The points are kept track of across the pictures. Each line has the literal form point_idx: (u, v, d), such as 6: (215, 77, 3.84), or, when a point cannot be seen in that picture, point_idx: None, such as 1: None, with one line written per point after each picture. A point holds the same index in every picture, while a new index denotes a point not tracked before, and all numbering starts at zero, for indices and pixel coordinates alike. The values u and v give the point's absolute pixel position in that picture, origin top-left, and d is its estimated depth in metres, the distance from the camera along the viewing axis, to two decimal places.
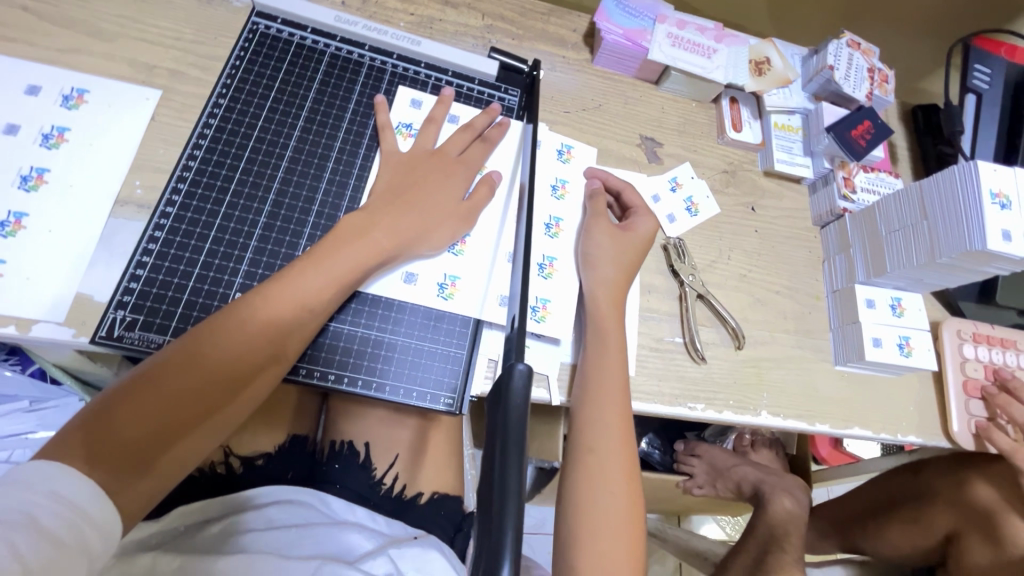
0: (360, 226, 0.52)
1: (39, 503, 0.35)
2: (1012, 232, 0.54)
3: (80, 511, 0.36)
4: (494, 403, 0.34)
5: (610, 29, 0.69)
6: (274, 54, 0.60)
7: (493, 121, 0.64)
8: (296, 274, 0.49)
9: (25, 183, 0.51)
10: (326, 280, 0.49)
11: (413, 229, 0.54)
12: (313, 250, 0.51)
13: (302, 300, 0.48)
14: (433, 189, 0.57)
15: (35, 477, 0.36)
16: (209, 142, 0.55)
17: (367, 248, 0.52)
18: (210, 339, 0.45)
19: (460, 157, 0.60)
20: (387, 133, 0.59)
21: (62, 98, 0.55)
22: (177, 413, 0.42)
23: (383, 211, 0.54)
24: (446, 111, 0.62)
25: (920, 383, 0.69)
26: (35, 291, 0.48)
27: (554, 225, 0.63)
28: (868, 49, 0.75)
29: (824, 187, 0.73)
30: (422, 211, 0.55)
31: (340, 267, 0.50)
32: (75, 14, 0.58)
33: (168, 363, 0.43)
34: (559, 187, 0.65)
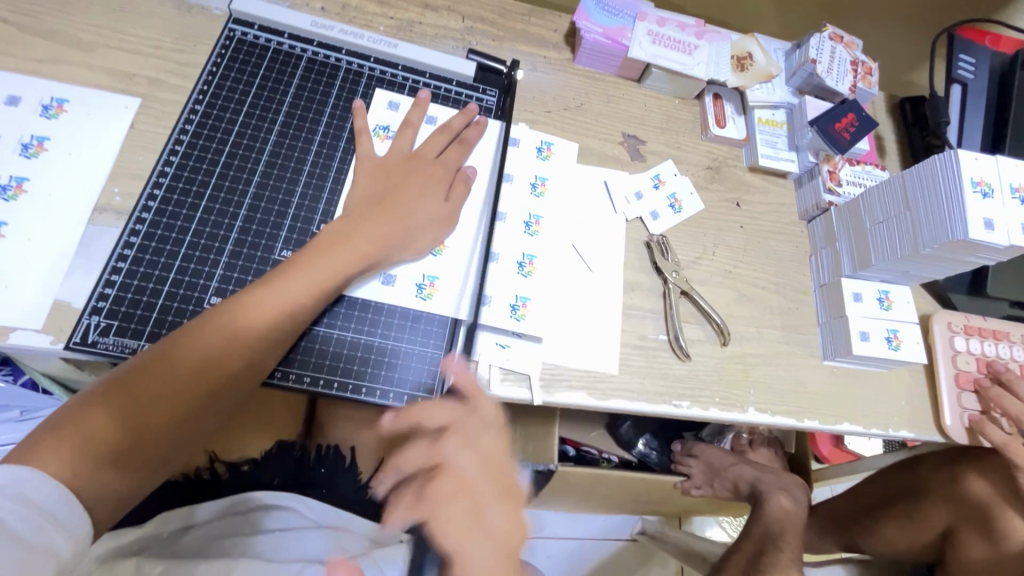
0: (342, 233, 0.52)
1: (6, 507, 0.34)
2: (995, 221, 0.54)
3: (49, 514, 0.36)
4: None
5: (590, 28, 0.69)
6: (251, 59, 0.60)
7: (470, 122, 0.64)
8: (278, 280, 0.49)
9: (4, 192, 0.51)
10: (309, 288, 0.50)
11: (393, 234, 0.54)
12: (297, 255, 0.51)
13: (285, 306, 0.48)
14: (412, 192, 0.57)
15: (2, 479, 0.36)
16: (186, 148, 0.55)
17: (349, 254, 0.52)
18: (190, 342, 0.45)
19: (438, 159, 0.60)
20: (363, 136, 0.59)
21: (42, 107, 0.55)
22: (155, 416, 0.43)
23: (363, 216, 0.54)
24: (422, 114, 0.62)
25: (911, 377, 0.68)
26: (12, 299, 0.48)
27: (534, 223, 0.62)
28: (851, 42, 0.75)
29: (810, 181, 0.73)
30: (401, 215, 0.55)
31: (323, 273, 0.50)
32: (55, 25, 0.59)
33: (146, 365, 0.44)
34: (538, 185, 0.64)
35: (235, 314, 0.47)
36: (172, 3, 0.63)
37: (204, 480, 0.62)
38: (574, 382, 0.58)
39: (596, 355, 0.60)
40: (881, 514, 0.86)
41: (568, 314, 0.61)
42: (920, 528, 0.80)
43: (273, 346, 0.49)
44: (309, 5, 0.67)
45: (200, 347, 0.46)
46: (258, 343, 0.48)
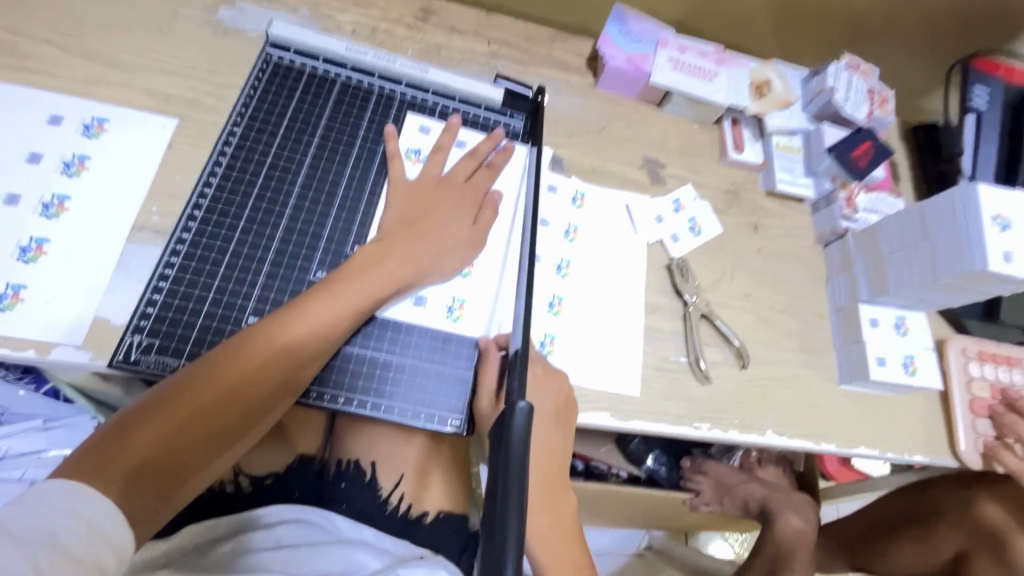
0: (376, 256, 0.54)
1: (58, 521, 0.35)
2: (1013, 254, 0.55)
3: (96, 529, 0.37)
4: (496, 440, 0.35)
5: (613, 54, 0.71)
6: (287, 83, 0.62)
7: (496, 146, 0.65)
8: (312, 302, 0.50)
9: (46, 210, 0.53)
10: (345, 308, 0.51)
11: (426, 256, 0.56)
12: (333, 276, 0.52)
13: (321, 325, 0.50)
14: (442, 215, 0.58)
15: (56, 495, 0.37)
16: (224, 169, 0.57)
17: (383, 277, 0.53)
18: (229, 359, 0.47)
19: (468, 183, 0.62)
20: (396, 162, 0.60)
21: (83, 127, 0.57)
22: (196, 432, 0.44)
23: (397, 239, 0.55)
24: (453, 139, 0.63)
25: (925, 402, 0.69)
26: (54, 315, 0.50)
27: (565, 266, 0.64)
28: (867, 70, 0.77)
29: (826, 207, 0.74)
30: (433, 239, 0.57)
31: (359, 294, 0.52)
32: (97, 46, 0.60)
33: (188, 382, 0.45)
34: (571, 232, 0.66)
35: (273, 332, 0.49)
36: (208, 26, 0.64)
37: (227, 493, 0.63)
38: (597, 404, 0.59)
39: (619, 377, 0.61)
40: (892, 535, 0.87)
41: (591, 336, 0.62)
42: (930, 553, 0.82)
43: (307, 364, 0.50)
44: (340, 29, 0.69)
45: (239, 363, 0.47)
46: (294, 360, 0.49)
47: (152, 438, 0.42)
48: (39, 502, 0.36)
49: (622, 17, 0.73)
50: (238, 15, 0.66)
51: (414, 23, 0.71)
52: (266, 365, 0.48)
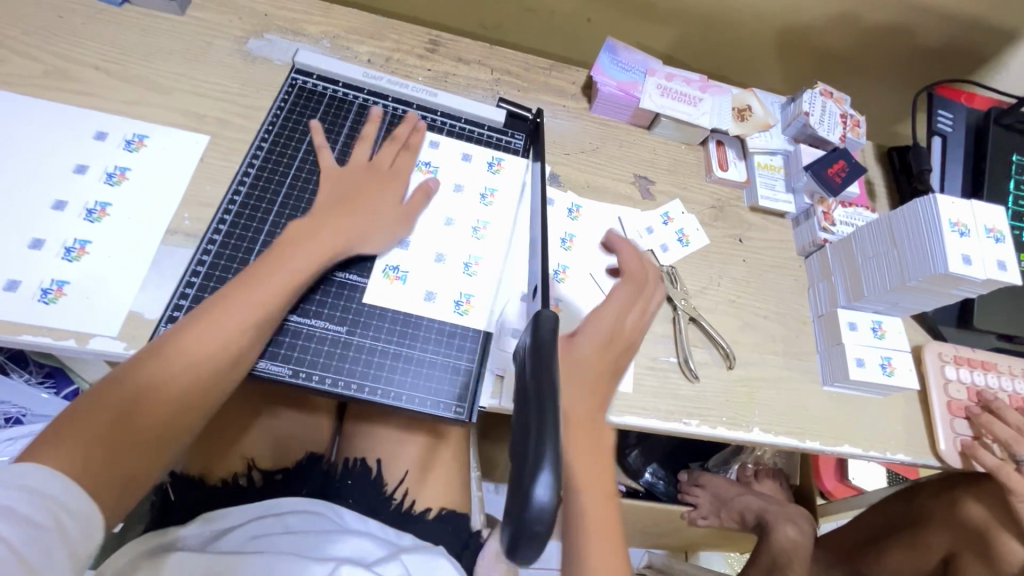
0: (304, 234, 0.57)
1: (46, 505, 0.38)
2: (972, 256, 0.60)
3: (68, 508, 0.39)
4: (533, 345, 0.40)
5: (605, 81, 0.77)
6: (311, 104, 0.68)
7: (414, 129, 0.69)
8: (226, 295, 0.52)
9: (89, 215, 0.58)
10: (256, 298, 0.53)
11: (351, 233, 0.59)
12: (244, 272, 0.54)
13: (242, 316, 0.52)
14: (402, 209, 0.63)
15: (45, 476, 0.40)
16: (253, 179, 0.62)
17: (317, 250, 0.57)
18: (151, 361, 0.48)
19: (392, 168, 0.65)
20: (372, 161, 0.65)
21: (124, 142, 0.63)
22: (132, 435, 0.45)
23: (328, 217, 0.59)
24: (422, 138, 0.69)
25: (906, 403, 0.72)
26: (94, 309, 0.54)
27: (562, 272, 0.69)
28: (840, 98, 0.83)
29: (806, 221, 0.79)
30: (358, 216, 0.60)
31: (284, 274, 0.54)
32: (139, 72, 0.67)
33: (111, 386, 0.46)
34: (569, 240, 0.71)
35: (194, 329, 0.50)
36: (239, 54, 0.71)
37: (240, 485, 0.66)
38: None
39: None
40: (884, 543, 0.89)
41: None
42: (919, 555, 0.84)
43: (233, 355, 0.51)
44: (357, 58, 0.76)
45: (165, 366, 0.48)
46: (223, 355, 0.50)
47: (86, 442, 0.43)
48: (31, 479, 0.39)
49: (614, 48, 0.80)
50: (266, 45, 0.73)
51: (423, 53, 0.79)
52: (192, 364, 0.49)
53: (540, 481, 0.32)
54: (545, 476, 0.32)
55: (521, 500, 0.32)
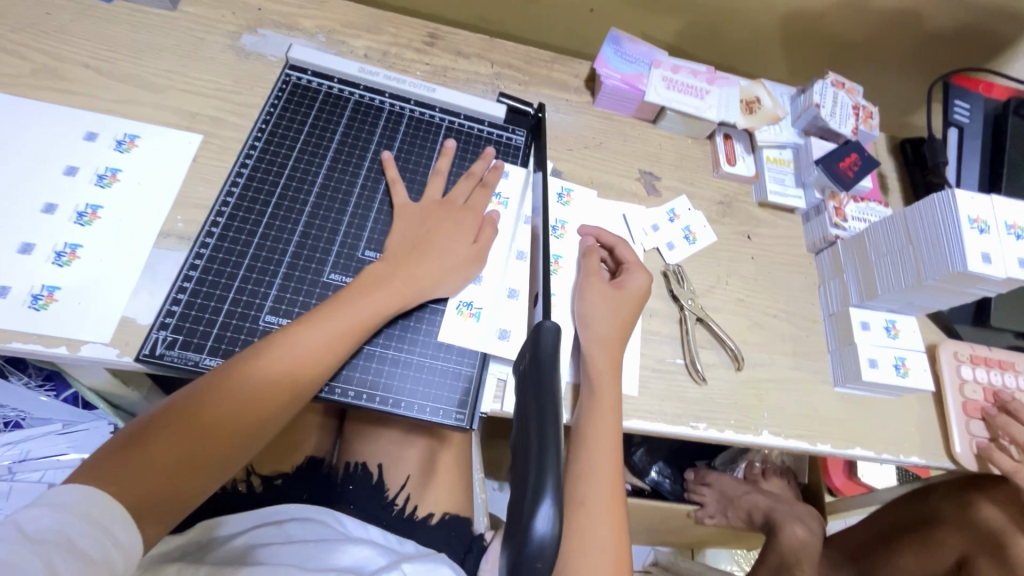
0: (381, 275, 0.56)
1: (72, 523, 0.38)
2: (992, 255, 0.58)
3: (105, 530, 0.39)
4: (533, 362, 0.39)
5: (609, 74, 0.75)
6: (305, 101, 0.66)
7: (489, 165, 0.69)
8: (303, 326, 0.52)
9: (80, 218, 0.57)
10: (329, 337, 0.52)
11: (429, 276, 0.58)
12: (320, 306, 0.54)
13: (314, 351, 0.51)
14: (447, 231, 0.62)
15: (72, 497, 0.39)
16: (246, 179, 0.61)
17: (387, 295, 0.56)
18: (222, 387, 0.48)
19: (466, 206, 0.64)
20: (398, 186, 0.63)
21: (116, 142, 0.61)
22: (185, 458, 0.45)
23: (401, 261, 0.58)
24: (449, 163, 0.67)
25: (919, 404, 0.70)
26: (85, 315, 0.53)
27: (554, 262, 0.67)
28: (852, 88, 0.81)
29: (817, 217, 0.77)
30: (437, 257, 0.59)
31: (358, 314, 0.54)
32: (130, 70, 0.66)
33: (176, 407, 0.46)
34: (559, 227, 0.69)
35: (265, 358, 0.50)
36: (232, 50, 0.70)
37: (239, 491, 0.65)
38: None
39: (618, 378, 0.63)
40: (896, 544, 0.88)
41: None
42: (932, 557, 0.83)
43: (302, 389, 0.51)
44: (353, 53, 0.74)
45: (226, 392, 0.48)
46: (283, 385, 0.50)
47: (143, 462, 0.43)
48: (57, 504, 0.38)
49: (618, 40, 0.77)
50: (260, 41, 0.71)
51: (422, 47, 0.76)
52: (254, 393, 0.49)
53: (541, 513, 0.31)
54: (546, 507, 0.31)
55: (519, 533, 0.30)
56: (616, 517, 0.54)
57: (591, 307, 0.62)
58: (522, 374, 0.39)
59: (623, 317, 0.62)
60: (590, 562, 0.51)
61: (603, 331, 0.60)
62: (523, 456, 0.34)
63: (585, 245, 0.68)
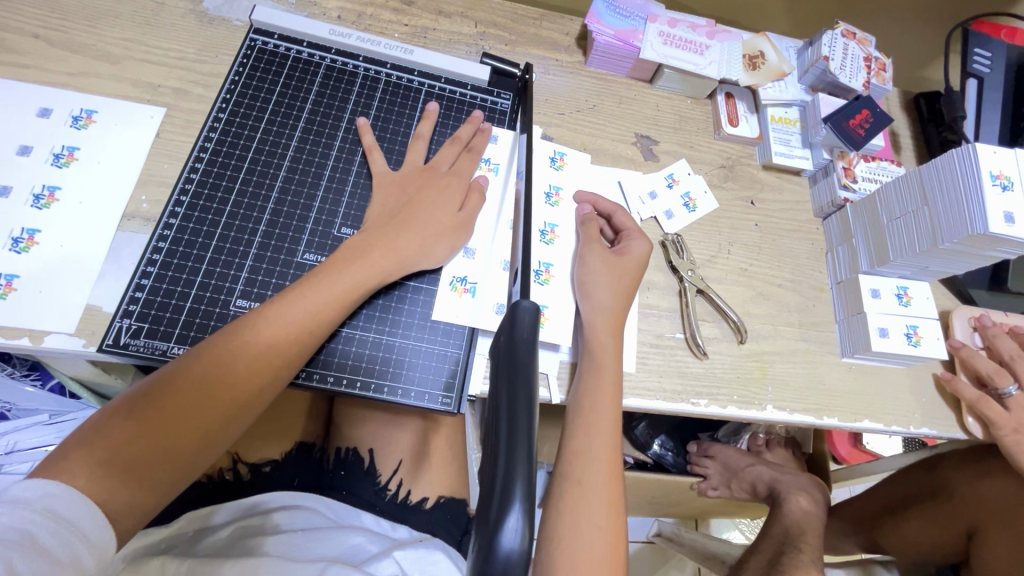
0: (361, 248, 0.53)
1: (34, 520, 0.35)
2: (1015, 215, 0.53)
3: (75, 527, 0.37)
4: (509, 344, 0.36)
5: (602, 30, 0.69)
6: (271, 68, 0.62)
7: (477, 129, 0.64)
8: (279, 303, 0.48)
9: (37, 201, 0.53)
10: (311, 313, 0.49)
11: (412, 248, 0.55)
12: (301, 281, 0.51)
13: (295, 328, 0.48)
14: (432, 202, 0.58)
15: (32, 493, 0.36)
16: (210, 155, 0.57)
17: (368, 267, 0.52)
18: (198, 367, 0.45)
19: (453, 171, 0.60)
20: (376, 154, 0.59)
21: (72, 118, 0.57)
22: (164, 443, 0.42)
23: (380, 232, 0.55)
24: (432, 127, 0.63)
25: (929, 372, 0.68)
26: (48, 304, 0.50)
27: (549, 232, 0.63)
28: (863, 39, 0.75)
29: (824, 178, 0.73)
30: (418, 229, 0.56)
31: (338, 289, 0.50)
32: (83, 39, 0.61)
33: (149, 392, 0.43)
34: (553, 194, 0.65)
35: (243, 336, 0.46)
36: (194, 15, 0.65)
37: (226, 480, 0.63)
38: None
39: None
40: (902, 513, 0.86)
41: None
42: (942, 526, 0.81)
43: (283, 368, 0.48)
44: (325, 15, 0.69)
45: (201, 373, 0.45)
46: (265, 364, 0.47)
47: (117, 450, 0.40)
48: (15, 501, 0.36)
49: None
50: (224, 4, 0.66)
51: (400, 6, 0.71)
52: (233, 374, 0.45)
53: (509, 522, 0.28)
54: (514, 516, 0.28)
55: (484, 544, 0.27)
56: (614, 497, 0.51)
57: (591, 274, 0.58)
58: (494, 366, 0.35)
59: (621, 286, 0.58)
60: (586, 544, 0.48)
61: (601, 302, 0.57)
62: (492, 456, 0.30)
63: (581, 213, 0.63)
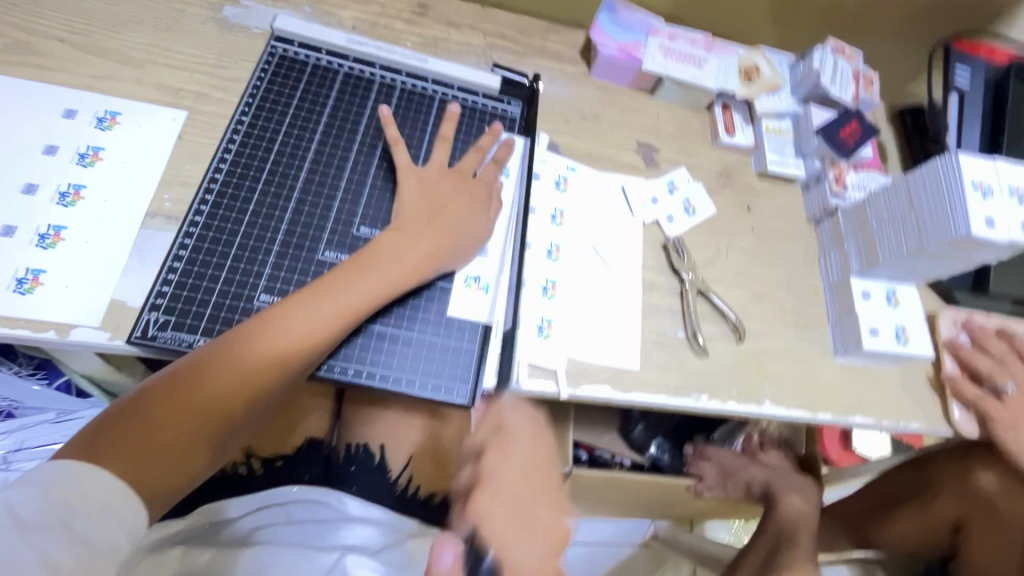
0: (388, 246, 0.55)
1: (69, 506, 0.37)
2: (995, 220, 0.57)
3: (113, 511, 0.39)
4: None
5: (605, 43, 0.73)
6: (292, 74, 0.64)
7: (497, 140, 0.67)
8: (303, 302, 0.50)
9: (63, 199, 0.55)
10: (332, 313, 0.50)
11: (434, 247, 0.57)
12: (321, 280, 0.52)
13: (317, 327, 0.50)
14: (452, 204, 0.60)
15: (66, 478, 0.38)
16: (234, 156, 0.59)
17: (391, 265, 0.54)
18: (219, 363, 0.46)
19: (474, 176, 0.63)
20: (398, 148, 0.61)
21: (96, 120, 0.59)
22: (186, 437, 0.43)
23: (401, 231, 0.57)
24: (455, 127, 0.65)
25: (917, 370, 0.71)
26: (73, 298, 0.51)
27: (555, 250, 0.65)
28: (852, 54, 0.79)
29: (816, 186, 0.76)
30: (441, 229, 0.58)
31: (365, 286, 0.52)
32: (107, 44, 0.63)
33: (171, 386, 0.44)
34: (559, 207, 0.67)
35: (264, 334, 0.48)
36: (214, 23, 0.67)
37: (240, 474, 0.64)
38: (598, 377, 0.61)
39: (619, 352, 0.63)
40: (892, 510, 0.89)
41: (588, 312, 0.63)
42: (929, 523, 0.85)
43: (302, 364, 0.49)
44: (341, 24, 0.71)
45: (223, 370, 0.46)
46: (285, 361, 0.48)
47: (143, 445, 0.41)
48: (51, 485, 0.37)
49: (613, 7, 0.75)
50: (242, 12, 0.68)
51: (411, 17, 0.74)
52: (256, 370, 0.47)
53: None
54: None
55: None
56: None
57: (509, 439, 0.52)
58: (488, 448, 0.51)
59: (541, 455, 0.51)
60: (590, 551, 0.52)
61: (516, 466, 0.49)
62: None
63: None
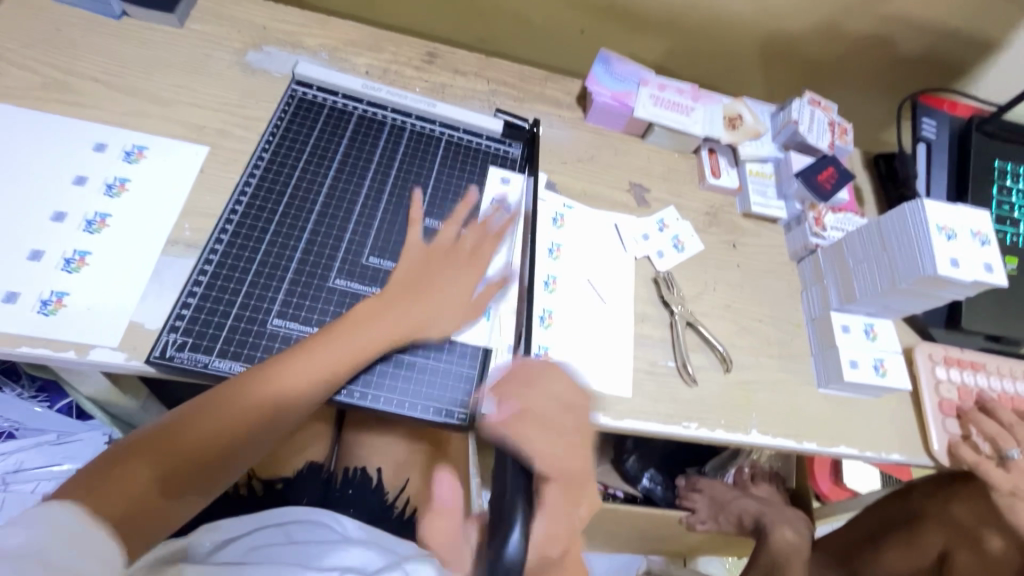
0: (383, 310, 0.58)
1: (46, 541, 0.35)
2: (959, 260, 0.62)
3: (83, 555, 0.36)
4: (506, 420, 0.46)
5: (600, 92, 0.79)
6: (310, 116, 0.69)
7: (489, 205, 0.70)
8: (296, 357, 0.53)
9: (89, 226, 0.58)
10: (319, 368, 0.53)
11: (429, 311, 0.60)
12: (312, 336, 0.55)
13: (305, 381, 0.52)
14: (445, 266, 0.63)
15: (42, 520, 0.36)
16: (254, 190, 0.63)
17: (387, 326, 0.57)
18: (205, 413, 0.49)
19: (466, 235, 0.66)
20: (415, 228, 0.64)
21: (124, 153, 0.63)
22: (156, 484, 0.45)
23: (403, 295, 0.59)
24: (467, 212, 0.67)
25: (898, 403, 0.74)
26: (94, 319, 0.54)
27: (552, 282, 0.69)
28: (827, 106, 0.85)
29: (797, 226, 0.81)
30: (436, 294, 0.61)
31: (356, 344, 0.55)
32: (137, 84, 0.67)
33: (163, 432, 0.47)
34: (555, 249, 0.71)
35: (253, 388, 0.51)
36: (238, 66, 0.72)
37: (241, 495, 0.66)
38: (592, 404, 0.63)
39: (612, 381, 0.65)
40: (880, 544, 0.91)
41: (583, 342, 0.67)
42: (915, 554, 0.86)
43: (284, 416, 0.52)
44: (355, 70, 0.77)
45: (206, 420, 0.48)
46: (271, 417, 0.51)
47: (123, 487, 0.43)
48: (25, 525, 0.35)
49: (607, 59, 0.81)
50: (265, 58, 0.74)
51: (421, 65, 0.80)
52: (240, 419, 0.50)
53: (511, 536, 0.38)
54: (515, 532, 0.38)
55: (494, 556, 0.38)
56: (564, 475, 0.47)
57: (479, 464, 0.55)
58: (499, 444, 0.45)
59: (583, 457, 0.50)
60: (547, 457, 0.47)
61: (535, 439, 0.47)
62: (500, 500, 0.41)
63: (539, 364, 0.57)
